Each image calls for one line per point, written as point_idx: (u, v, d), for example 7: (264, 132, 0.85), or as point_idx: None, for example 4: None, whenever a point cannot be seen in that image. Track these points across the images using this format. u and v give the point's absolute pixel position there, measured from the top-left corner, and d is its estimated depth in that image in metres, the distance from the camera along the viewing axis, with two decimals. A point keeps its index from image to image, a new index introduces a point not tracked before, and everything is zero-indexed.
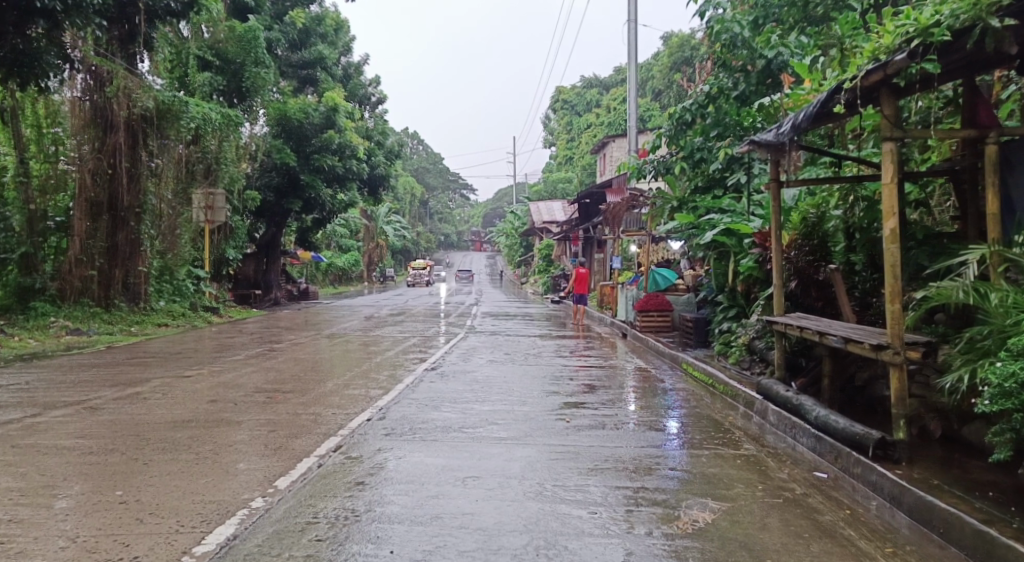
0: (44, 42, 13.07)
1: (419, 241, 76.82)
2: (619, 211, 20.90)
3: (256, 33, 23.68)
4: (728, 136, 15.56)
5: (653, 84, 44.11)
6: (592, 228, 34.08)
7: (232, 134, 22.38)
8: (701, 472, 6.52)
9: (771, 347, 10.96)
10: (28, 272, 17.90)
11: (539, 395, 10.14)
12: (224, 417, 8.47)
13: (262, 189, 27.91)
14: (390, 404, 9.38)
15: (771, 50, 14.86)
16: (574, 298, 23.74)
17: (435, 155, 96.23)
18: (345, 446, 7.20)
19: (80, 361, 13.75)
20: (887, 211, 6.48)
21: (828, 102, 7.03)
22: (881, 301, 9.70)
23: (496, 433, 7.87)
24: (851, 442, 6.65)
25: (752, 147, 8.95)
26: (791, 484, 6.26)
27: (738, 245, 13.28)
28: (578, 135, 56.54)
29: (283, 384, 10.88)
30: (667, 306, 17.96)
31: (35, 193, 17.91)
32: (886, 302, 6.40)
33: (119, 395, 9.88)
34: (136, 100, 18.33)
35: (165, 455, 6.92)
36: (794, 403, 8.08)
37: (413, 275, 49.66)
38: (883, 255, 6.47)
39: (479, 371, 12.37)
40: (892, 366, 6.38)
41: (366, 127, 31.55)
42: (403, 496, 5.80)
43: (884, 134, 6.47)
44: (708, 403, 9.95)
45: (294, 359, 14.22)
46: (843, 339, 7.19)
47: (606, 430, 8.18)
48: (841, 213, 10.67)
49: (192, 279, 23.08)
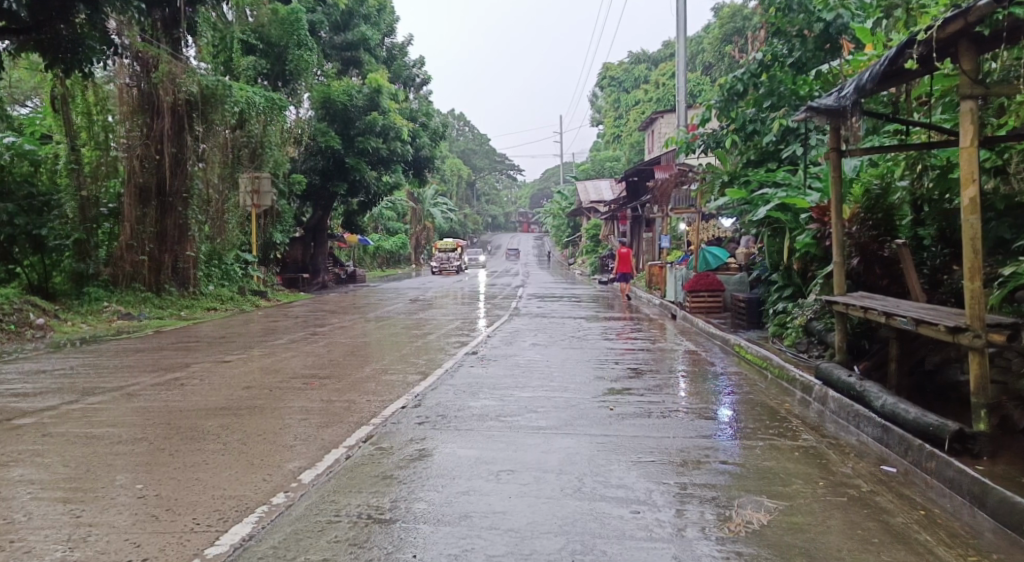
0: (87, 28, 12.90)
1: (466, 223, 76.70)
2: (667, 188, 20.20)
3: (299, 15, 23.36)
4: (783, 107, 14.73)
5: (703, 58, 43.08)
6: (640, 207, 33.44)
7: (277, 118, 22.15)
8: (755, 467, 6.00)
9: (831, 329, 10.37)
10: (82, 257, 17.76)
11: (583, 381, 9.70)
12: (260, 405, 8.17)
13: (307, 172, 27.77)
14: (428, 390, 9.03)
15: (830, 12, 14.25)
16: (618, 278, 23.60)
17: (481, 136, 95.53)
18: (376, 436, 6.83)
19: (128, 346, 13.64)
20: (966, 177, 5.82)
21: (897, 59, 6.36)
22: (953, 277, 9.07)
23: (534, 421, 7.44)
24: (925, 435, 6.08)
25: (809, 114, 8.32)
26: (856, 479, 5.70)
27: (794, 220, 12.57)
28: (627, 112, 55.65)
29: (323, 369, 10.58)
30: (718, 286, 17.38)
31: (87, 179, 17.51)
32: (966, 279, 5.79)
33: (157, 381, 9.66)
34: (181, 86, 18.23)
35: (192, 446, 6.56)
36: (858, 390, 7.51)
37: (439, 257, 44.41)
38: (962, 228, 5.82)
39: (522, 355, 12.00)
40: (971, 350, 5.76)
41: (410, 109, 31.17)
42: (432, 491, 5.40)
43: (964, 92, 5.83)
44: (762, 388, 9.40)
45: (336, 343, 13.90)
46: (912, 321, 6.58)
47: (652, 418, 7.69)
48: (908, 183, 10.15)
49: (241, 263, 23.09)
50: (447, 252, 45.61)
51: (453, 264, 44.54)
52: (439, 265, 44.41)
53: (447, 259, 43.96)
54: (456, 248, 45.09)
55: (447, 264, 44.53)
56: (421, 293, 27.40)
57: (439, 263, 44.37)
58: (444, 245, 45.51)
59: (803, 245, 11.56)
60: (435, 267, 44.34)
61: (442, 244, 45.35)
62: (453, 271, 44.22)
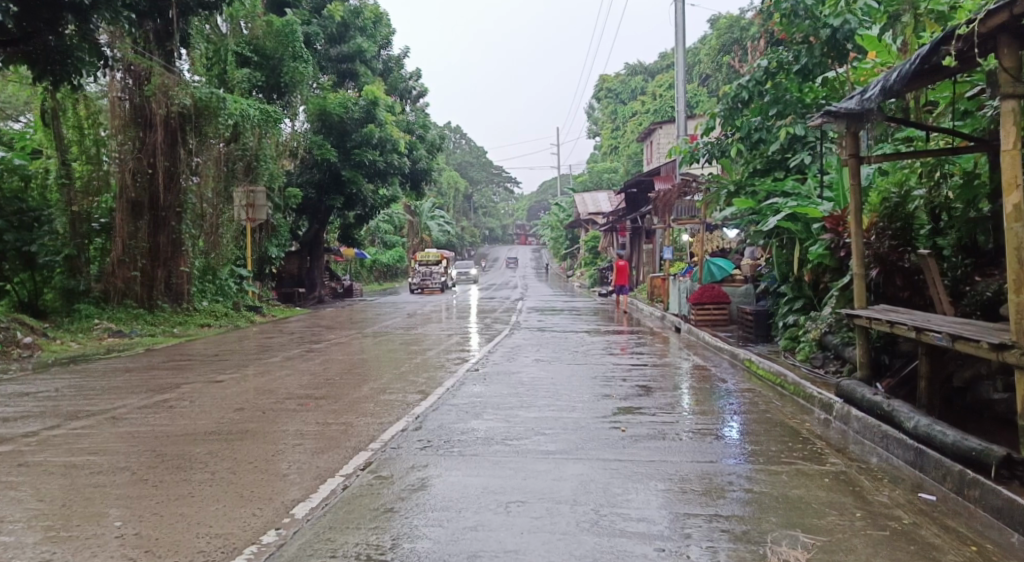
0: (76, 40, 12.46)
1: (463, 236, 76.39)
2: (669, 199, 19.72)
3: (294, 27, 22.94)
4: (789, 115, 14.39)
5: (700, 69, 42.91)
6: (640, 218, 33.00)
7: (271, 130, 21.61)
8: (783, 495, 5.56)
9: (848, 343, 9.97)
10: (73, 274, 17.29)
11: (590, 400, 9.25)
12: (253, 429, 7.70)
13: (303, 185, 27.51)
14: (429, 411, 8.60)
15: (836, 18, 13.42)
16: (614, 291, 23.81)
17: (477, 149, 95.14)
18: (375, 464, 6.35)
19: (118, 365, 13.14)
20: (1008, 183, 5.50)
21: (930, 56, 6.05)
22: (976, 288, 8.68)
23: (542, 445, 7.00)
24: (966, 460, 5.69)
25: (828, 117, 8.02)
26: (896, 510, 5.28)
27: (805, 230, 12.20)
28: (624, 124, 55.44)
29: (319, 389, 10.11)
30: (724, 299, 16.96)
31: (78, 194, 17.19)
32: (1011, 293, 5.48)
33: (146, 404, 9.17)
34: (174, 98, 17.81)
35: (178, 476, 5.93)
36: (886, 409, 7.08)
37: (420, 271, 37.37)
38: (1006, 237, 5.49)
39: (525, 372, 11.57)
40: (1016, 368, 5.40)
41: (406, 121, 30.77)
42: (436, 528, 4.95)
43: (1005, 91, 5.51)
44: (779, 406, 8.97)
45: (333, 361, 13.43)
46: (947, 337, 6.18)
47: (667, 441, 7.24)
48: (925, 192, 9.87)
49: (235, 278, 22.67)
50: (429, 264, 38.64)
51: (436, 281, 37.51)
52: (419, 280, 37.37)
53: (429, 275, 36.99)
54: (442, 259, 38.45)
55: (429, 280, 37.44)
56: (420, 307, 26.91)
57: (420, 278, 37.31)
58: (426, 256, 38.73)
59: (816, 256, 11.16)
60: (415, 284, 37.32)
61: (424, 256, 38.36)
62: (437, 288, 37.39)
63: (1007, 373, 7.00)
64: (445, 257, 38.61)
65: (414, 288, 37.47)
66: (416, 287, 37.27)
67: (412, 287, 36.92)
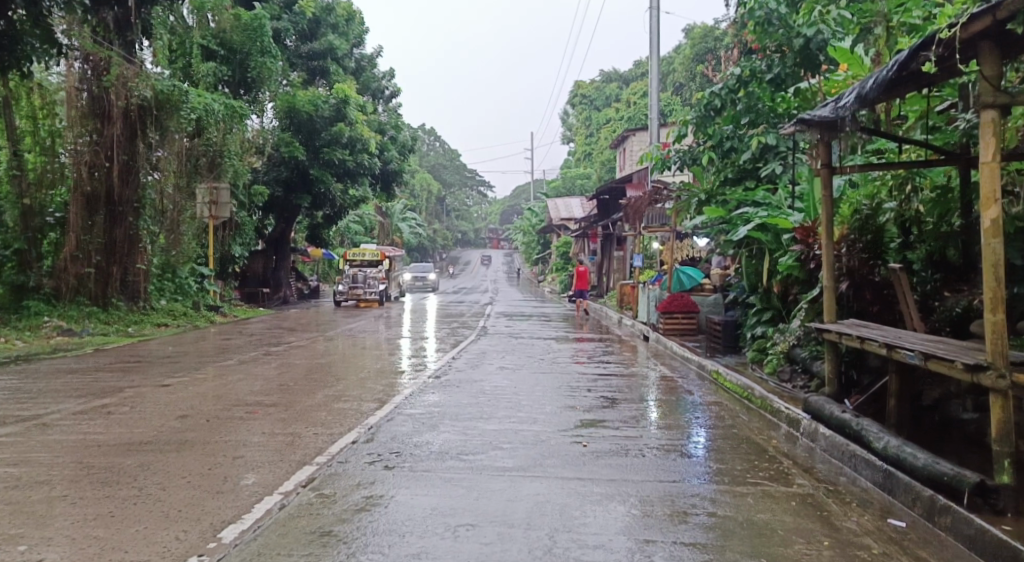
0: (27, 25, 11.92)
1: (436, 239, 75.90)
2: (640, 206, 19.52)
3: (262, 21, 22.33)
4: (761, 124, 14.62)
5: (674, 78, 42.94)
6: (611, 226, 32.83)
7: (238, 125, 20.89)
8: (748, 520, 5.27)
9: (817, 356, 9.75)
10: (23, 269, 16.91)
11: (551, 411, 8.93)
12: (191, 439, 7.28)
13: (270, 183, 26.96)
14: (382, 420, 8.24)
15: (810, 27, 13.29)
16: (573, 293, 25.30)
17: (451, 151, 94.68)
18: (319, 480, 5.97)
19: (62, 366, 12.62)
20: (987, 197, 5.27)
21: (909, 63, 5.84)
22: (945, 302, 8.46)
23: (499, 461, 6.66)
24: (937, 485, 5.46)
25: (800, 125, 7.80)
26: (865, 539, 5.03)
27: (774, 241, 12.06)
28: (597, 130, 55.45)
29: (270, 395, 9.70)
30: (693, 307, 16.64)
31: (31, 185, 16.79)
32: (987, 311, 5.26)
33: (82, 408, 8.72)
34: (133, 90, 17.08)
35: (99, 493, 5.51)
36: (854, 428, 6.84)
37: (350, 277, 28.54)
38: (983, 253, 5.26)
39: (487, 380, 11.25)
40: (992, 392, 5.17)
41: (378, 121, 30.15)
42: (376, 556, 4.58)
43: (984, 101, 5.32)
44: (745, 421, 8.70)
45: (291, 365, 12.99)
46: (920, 354, 5.92)
47: (629, 457, 6.94)
48: (896, 205, 9.68)
49: (197, 277, 22.14)
50: (362, 266, 30.03)
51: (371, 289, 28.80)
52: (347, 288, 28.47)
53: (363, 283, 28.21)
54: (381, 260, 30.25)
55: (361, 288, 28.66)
56: (387, 310, 26.39)
57: (349, 286, 28.47)
58: (358, 255, 30.00)
59: (786, 267, 10.96)
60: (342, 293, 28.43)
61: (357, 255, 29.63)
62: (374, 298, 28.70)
63: (977, 393, 6.84)
64: (385, 257, 30.30)
65: (342, 297, 28.80)
66: (343, 296, 28.32)
67: (339, 296, 28.19)
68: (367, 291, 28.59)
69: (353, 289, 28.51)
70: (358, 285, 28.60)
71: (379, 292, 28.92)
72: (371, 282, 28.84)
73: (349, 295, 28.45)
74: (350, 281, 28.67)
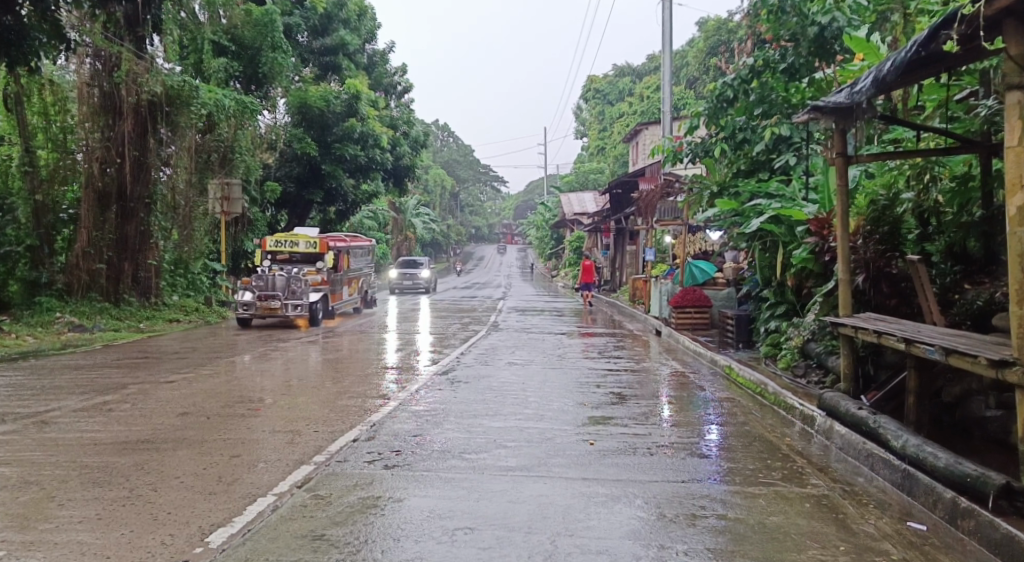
0: (35, 20, 11.74)
1: (450, 234, 75.67)
2: (652, 200, 19.20)
3: (273, 16, 22.08)
4: (774, 115, 13.91)
5: (687, 71, 42.56)
6: (624, 219, 32.57)
7: (248, 122, 20.14)
8: (760, 523, 5.05)
9: (833, 351, 9.47)
10: (35, 264, 16.61)
11: (560, 408, 8.71)
12: (190, 437, 7.13)
13: (282, 179, 27.03)
14: (385, 418, 8.05)
15: (824, 15, 13.11)
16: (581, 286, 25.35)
17: (465, 147, 94.47)
18: (316, 480, 5.79)
19: (68, 362, 12.48)
20: (1012, 183, 5.01)
21: (929, 42, 5.59)
22: (965, 296, 8.17)
23: (503, 460, 6.45)
24: (959, 486, 5.22)
25: (812, 113, 7.54)
26: (883, 544, 4.79)
27: (789, 233, 11.75)
28: (611, 124, 55.00)
29: (275, 392, 9.51)
30: (706, 302, 16.37)
31: (42, 182, 16.54)
32: (1013, 304, 5.00)
33: (84, 405, 8.60)
34: (143, 85, 16.96)
35: (91, 492, 5.39)
36: (871, 426, 6.59)
37: (261, 280, 17.80)
38: (1008, 242, 4.98)
39: (496, 376, 11.02)
40: (1017, 389, 4.91)
41: (389, 116, 30.03)
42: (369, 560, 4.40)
43: (1010, 81, 5.05)
44: (758, 418, 8.45)
45: (298, 361, 12.79)
46: (940, 349, 5.67)
47: (637, 456, 6.72)
48: (913, 195, 9.38)
49: (207, 273, 22.01)
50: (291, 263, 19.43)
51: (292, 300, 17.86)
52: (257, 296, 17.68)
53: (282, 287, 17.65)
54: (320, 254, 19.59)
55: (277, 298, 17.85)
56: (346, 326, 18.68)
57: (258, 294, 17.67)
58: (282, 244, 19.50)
59: (800, 260, 10.69)
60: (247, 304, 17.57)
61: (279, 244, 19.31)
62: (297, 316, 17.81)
63: (1000, 390, 6.60)
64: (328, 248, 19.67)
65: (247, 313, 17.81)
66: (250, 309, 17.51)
67: (243, 311, 17.40)
68: (289, 305, 17.63)
69: (266, 299, 17.55)
70: (274, 294, 17.65)
71: (309, 306, 18.08)
72: (298, 289, 17.93)
73: (260, 311, 17.61)
74: (262, 287, 17.78)
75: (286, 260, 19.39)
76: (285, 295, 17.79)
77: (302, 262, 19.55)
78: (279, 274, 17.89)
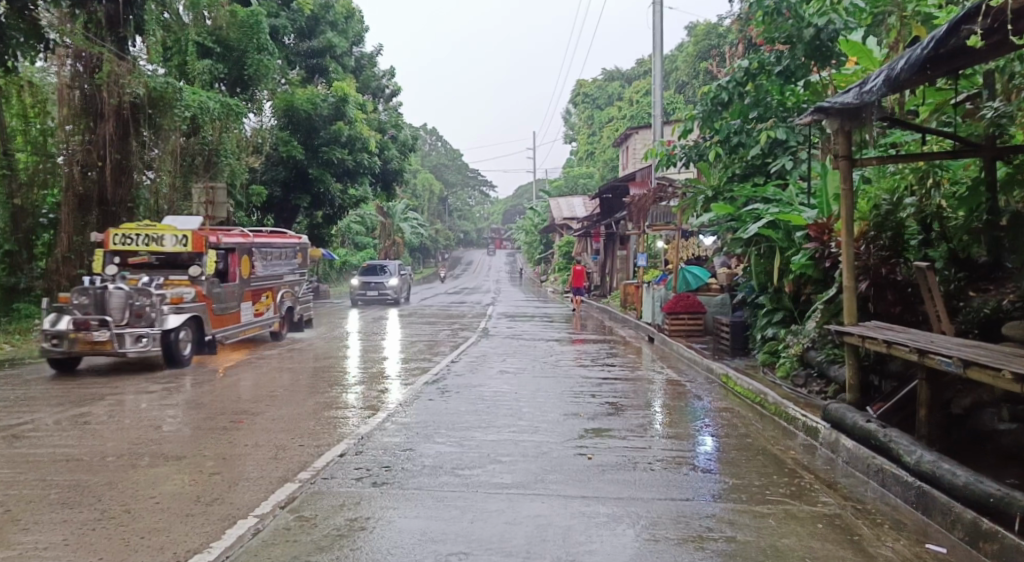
0: (12, 18, 11.39)
1: (439, 239, 75.32)
2: (644, 204, 18.90)
3: (259, 17, 21.78)
4: (770, 118, 13.84)
5: (677, 76, 42.42)
6: (614, 224, 32.33)
7: (235, 123, 19.55)
8: (771, 546, 4.77)
9: (835, 360, 9.20)
10: (13, 271, 16.52)
11: (554, 420, 8.41)
12: (168, 453, 6.78)
13: (268, 183, 26.27)
14: (373, 431, 7.74)
15: (819, 17, 12.83)
16: (572, 291, 25.08)
17: (454, 151, 94.17)
18: (300, 500, 5.47)
19: (45, 371, 12.07)
20: None
21: (948, 37, 5.41)
22: (971, 303, 7.95)
23: (496, 476, 6.15)
24: (980, 506, 4.96)
25: (817, 114, 7.29)
26: None
27: (787, 238, 11.52)
28: (601, 128, 54.82)
29: (258, 404, 9.16)
30: (699, 308, 16.12)
31: (21, 185, 16.20)
32: None
33: (58, 418, 8.23)
34: (125, 87, 16.19)
35: (59, 515, 5.05)
36: (881, 439, 6.32)
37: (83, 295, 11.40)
38: None
39: (486, 385, 10.70)
40: None
41: (378, 120, 29.65)
42: None
43: None
44: (759, 430, 8.16)
45: (283, 370, 12.45)
46: (957, 360, 5.40)
47: (636, 472, 6.42)
48: (915, 200, 9.13)
49: None
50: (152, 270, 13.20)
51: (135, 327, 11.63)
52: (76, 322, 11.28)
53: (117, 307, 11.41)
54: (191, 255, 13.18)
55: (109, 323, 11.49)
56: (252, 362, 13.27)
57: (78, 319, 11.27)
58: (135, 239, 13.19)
59: (799, 266, 10.43)
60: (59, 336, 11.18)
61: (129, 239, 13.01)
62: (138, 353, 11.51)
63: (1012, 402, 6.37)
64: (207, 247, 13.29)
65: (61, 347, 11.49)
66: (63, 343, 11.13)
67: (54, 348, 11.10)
68: (128, 336, 11.38)
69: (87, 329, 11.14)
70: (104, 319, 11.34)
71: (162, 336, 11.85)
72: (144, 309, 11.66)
73: (78, 348, 11.19)
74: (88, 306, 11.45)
75: (142, 264, 13.23)
76: (124, 320, 11.51)
77: (167, 267, 13.23)
78: (116, 287, 11.49)
